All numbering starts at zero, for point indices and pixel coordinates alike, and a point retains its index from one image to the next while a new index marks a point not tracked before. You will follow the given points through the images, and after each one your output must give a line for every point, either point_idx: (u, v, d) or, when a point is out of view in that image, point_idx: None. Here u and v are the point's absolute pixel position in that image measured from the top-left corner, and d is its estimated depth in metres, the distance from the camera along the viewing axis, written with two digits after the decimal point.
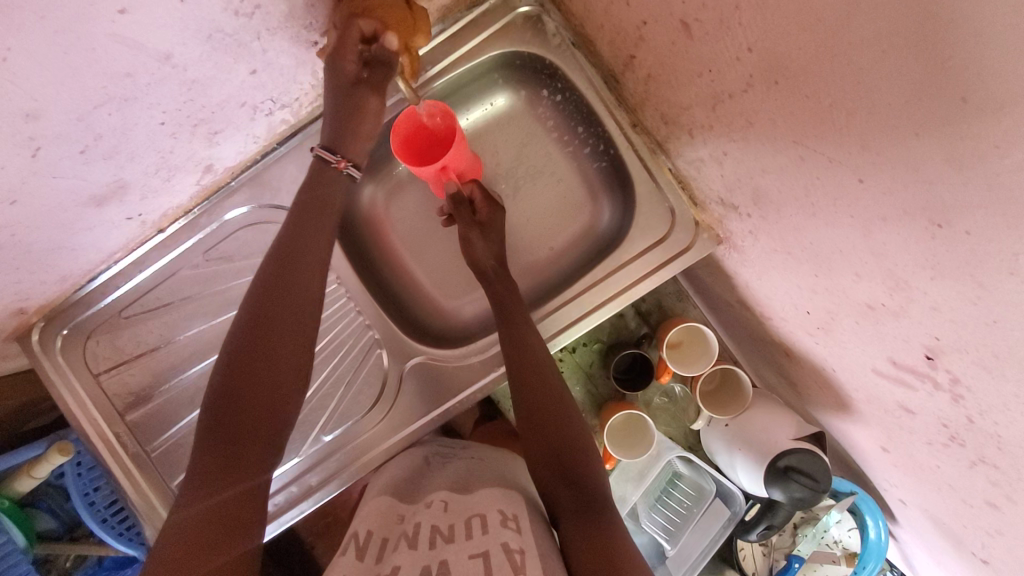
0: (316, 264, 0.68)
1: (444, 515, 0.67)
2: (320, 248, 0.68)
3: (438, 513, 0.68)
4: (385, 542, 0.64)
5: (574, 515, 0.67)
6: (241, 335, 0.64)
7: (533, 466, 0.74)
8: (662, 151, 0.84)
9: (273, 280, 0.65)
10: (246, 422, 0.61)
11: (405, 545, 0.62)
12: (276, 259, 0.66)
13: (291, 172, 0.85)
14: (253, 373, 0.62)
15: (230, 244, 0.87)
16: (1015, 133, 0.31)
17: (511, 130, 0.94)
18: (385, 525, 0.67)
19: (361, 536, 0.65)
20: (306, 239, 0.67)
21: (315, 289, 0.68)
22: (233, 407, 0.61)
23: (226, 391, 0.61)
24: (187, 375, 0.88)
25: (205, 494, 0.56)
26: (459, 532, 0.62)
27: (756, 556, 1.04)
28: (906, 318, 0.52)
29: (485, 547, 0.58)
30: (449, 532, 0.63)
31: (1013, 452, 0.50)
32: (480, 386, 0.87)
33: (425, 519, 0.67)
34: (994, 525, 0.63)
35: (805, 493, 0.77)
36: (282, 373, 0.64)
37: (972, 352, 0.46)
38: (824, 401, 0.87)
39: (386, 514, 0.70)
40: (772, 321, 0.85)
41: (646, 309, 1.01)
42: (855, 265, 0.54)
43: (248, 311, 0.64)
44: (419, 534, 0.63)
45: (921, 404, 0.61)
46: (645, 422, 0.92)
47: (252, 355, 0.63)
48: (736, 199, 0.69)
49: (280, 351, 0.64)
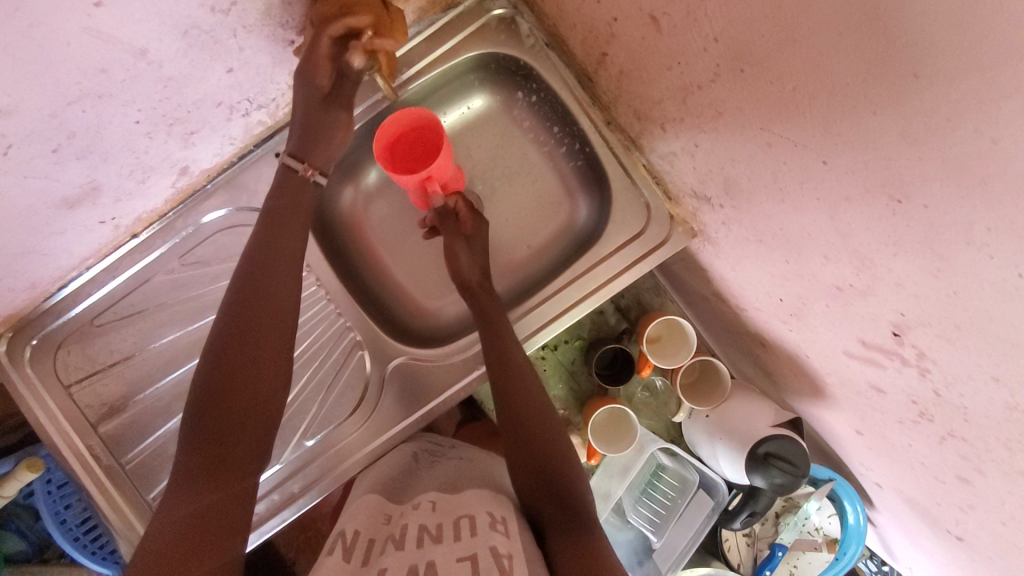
0: (293, 267, 0.69)
1: (434, 515, 0.66)
2: (295, 244, 0.69)
3: (427, 513, 0.66)
4: (372, 542, 0.63)
5: (561, 525, 0.67)
6: (221, 331, 0.64)
7: (517, 465, 0.74)
8: (636, 147, 0.85)
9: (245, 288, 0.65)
10: (230, 422, 0.60)
11: (392, 547, 0.60)
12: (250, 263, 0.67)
13: (269, 174, 0.84)
14: (236, 373, 0.62)
15: (205, 248, 0.85)
16: (965, 104, 0.33)
17: (488, 131, 0.95)
18: (373, 527, 0.66)
19: (347, 536, 0.64)
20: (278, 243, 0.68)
21: (293, 286, 0.68)
22: (217, 406, 0.60)
23: (209, 394, 0.61)
24: (162, 383, 0.87)
25: (193, 498, 0.56)
26: (448, 532, 0.61)
27: (740, 548, 1.02)
28: (873, 297, 0.54)
29: (474, 548, 0.57)
30: (438, 531, 0.62)
31: (979, 423, 0.53)
32: (463, 386, 0.87)
33: (413, 518, 0.66)
34: (965, 498, 0.66)
35: (785, 478, 0.80)
36: (265, 370, 0.63)
37: (935, 325, 0.49)
38: (801, 388, 0.90)
39: (374, 514, 0.69)
40: (748, 311, 0.88)
41: (625, 305, 1.02)
42: (823, 248, 0.56)
43: (223, 318, 0.64)
44: (407, 535, 0.62)
45: (891, 382, 0.63)
46: (627, 415, 0.93)
47: (231, 359, 0.62)
48: (708, 190, 0.71)
49: (256, 355, 0.64)
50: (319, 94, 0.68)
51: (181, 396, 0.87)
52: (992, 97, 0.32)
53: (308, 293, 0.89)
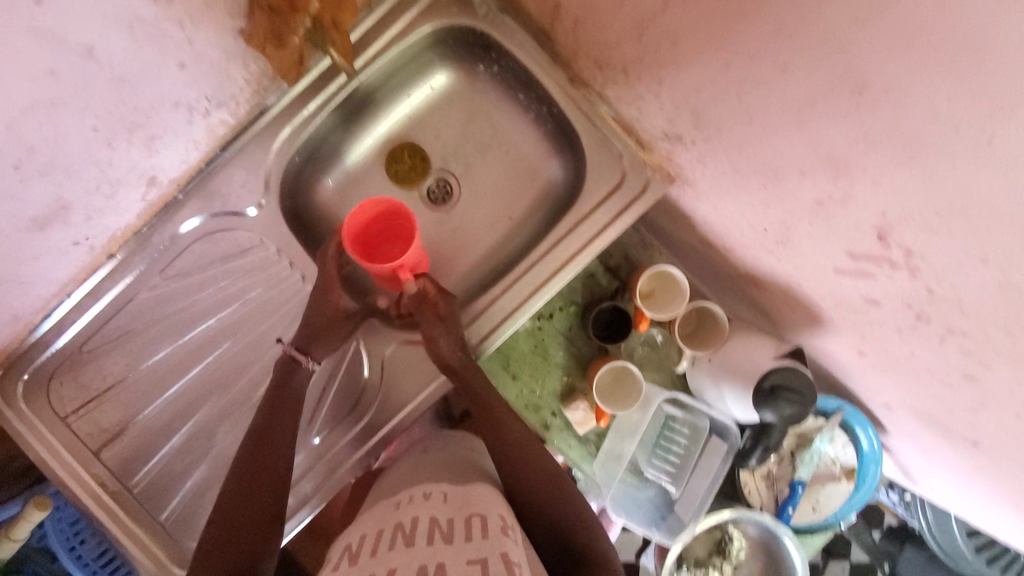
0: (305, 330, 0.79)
1: (444, 508, 0.65)
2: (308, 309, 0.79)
3: (437, 505, 0.66)
4: (380, 535, 0.62)
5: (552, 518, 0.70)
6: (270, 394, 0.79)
7: (515, 462, 0.76)
8: (603, 101, 0.85)
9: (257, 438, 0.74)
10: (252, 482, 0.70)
11: (401, 541, 0.59)
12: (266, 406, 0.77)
13: (239, 177, 0.83)
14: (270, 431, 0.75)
15: (186, 259, 0.84)
16: None
17: (455, 108, 0.96)
18: (381, 522, 0.65)
19: (355, 544, 0.62)
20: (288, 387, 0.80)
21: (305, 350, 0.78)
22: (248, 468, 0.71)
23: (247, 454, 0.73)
24: (160, 402, 0.85)
25: (223, 537, 0.65)
26: (458, 531, 0.59)
27: (760, 491, 1.01)
28: (854, 203, 0.54)
29: (482, 552, 0.54)
30: (449, 528, 0.60)
31: (976, 312, 0.53)
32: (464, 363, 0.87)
33: (423, 509, 0.65)
34: (975, 397, 0.66)
35: (794, 408, 0.80)
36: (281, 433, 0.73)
37: (919, 218, 0.48)
38: (798, 320, 0.90)
39: (384, 512, 0.68)
40: (736, 250, 0.87)
41: (615, 263, 1.02)
42: (799, 162, 0.56)
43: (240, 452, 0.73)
44: (417, 529, 0.60)
45: (884, 290, 0.63)
46: (631, 371, 0.93)
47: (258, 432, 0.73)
48: (679, 129, 0.71)
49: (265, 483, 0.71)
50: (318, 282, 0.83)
51: (181, 412, 0.86)
52: None
53: (298, 290, 0.86)
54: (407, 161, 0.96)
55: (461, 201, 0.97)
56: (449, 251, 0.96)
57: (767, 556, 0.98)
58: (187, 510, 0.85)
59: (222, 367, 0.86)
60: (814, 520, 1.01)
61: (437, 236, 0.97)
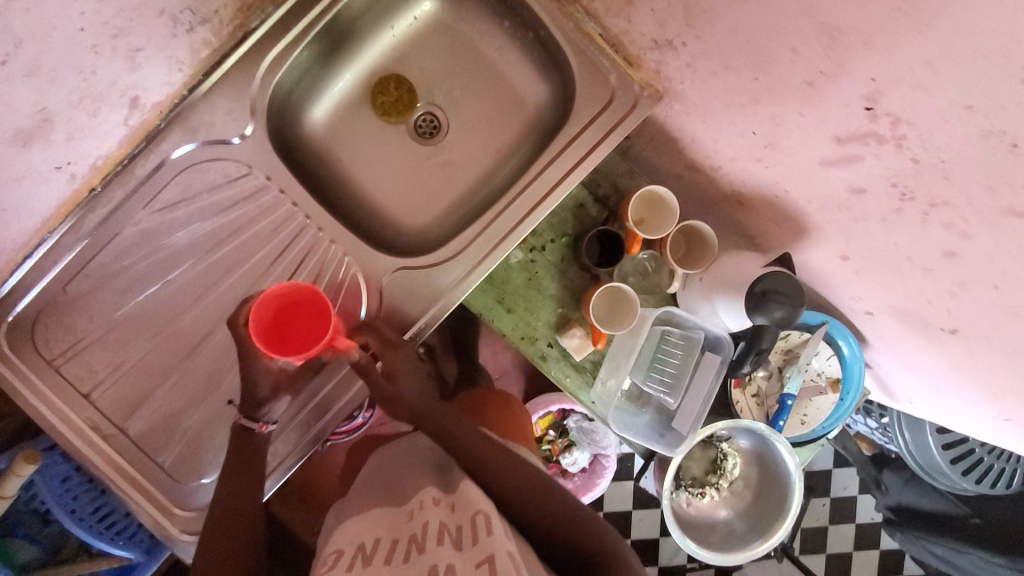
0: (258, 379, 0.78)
1: (451, 513, 0.63)
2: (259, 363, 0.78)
3: (444, 510, 0.64)
4: (393, 543, 0.60)
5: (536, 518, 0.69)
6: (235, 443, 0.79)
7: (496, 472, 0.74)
8: (591, 19, 0.86)
9: (223, 500, 0.72)
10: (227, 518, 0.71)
11: (413, 549, 0.57)
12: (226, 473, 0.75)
13: (224, 104, 0.81)
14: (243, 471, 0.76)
15: (172, 191, 0.81)
16: None
17: (438, 40, 0.95)
18: (389, 530, 0.63)
19: (369, 547, 0.61)
20: (246, 454, 0.77)
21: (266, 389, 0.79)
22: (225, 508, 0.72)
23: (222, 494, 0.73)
24: (152, 342, 0.83)
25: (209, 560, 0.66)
26: (466, 535, 0.59)
27: (752, 408, 1.05)
28: (845, 74, 0.57)
29: (491, 551, 0.55)
30: (457, 534, 0.59)
31: (959, 173, 0.56)
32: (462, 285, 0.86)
33: (431, 515, 0.63)
34: (954, 276, 0.70)
35: (784, 308, 0.83)
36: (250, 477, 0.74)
37: (906, 73, 0.52)
38: (784, 236, 0.93)
39: (389, 519, 0.66)
40: (722, 167, 0.90)
41: (604, 194, 1.03)
42: (791, 39, 0.58)
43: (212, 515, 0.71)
44: (427, 534, 0.59)
45: (870, 174, 0.66)
46: (626, 292, 0.96)
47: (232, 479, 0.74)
48: (670, 30, 0.73)
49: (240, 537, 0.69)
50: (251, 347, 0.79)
51: (175, 351, 0.83)
52: None
53: (292, 221, 0.85)
54: (394, 93, 0.96)
55: (450, 132, 0.96)
56: (440, 183, 0.96)
57: (764, 474, 1.00)
58: (186, 451, 0.83)
59: (215, 303, 0.84)
60: (804, 434, 1.06)
61: (426, 169, 0.96)
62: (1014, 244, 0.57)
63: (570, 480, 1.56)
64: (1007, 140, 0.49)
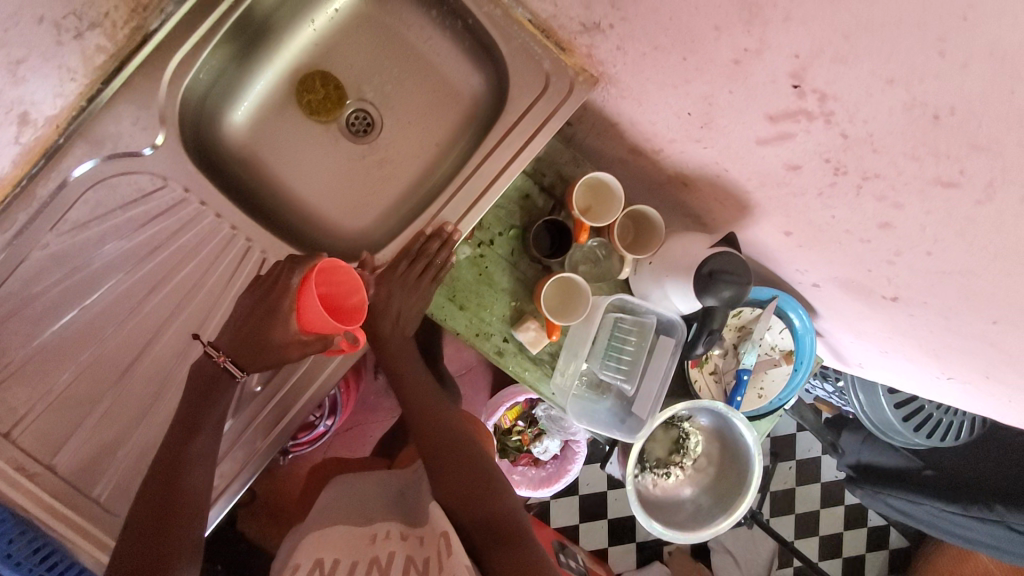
0: (256, 329, 0.75)
1: (417, 547, 0.68)
2: (270, 318, 0.74)
3: (412, 545, 0.68)
4: (356, 564, 0.65)
5: (492, 545, 0.72)
6: (194, 390, 0.75)
7: (453, 503, 0.78)
8: (517, 4, 0.82)
9: (165, 466, 0.70)
10: (169, 475, 0.70)
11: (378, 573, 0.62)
12: (175, 434, 0.72)
13: (129, 113, 0.75)
14: (196, 421, 0.73)
15: (81, 209, 0.75)
16: None
17: (364, 32, 0.91)
18: (351, 552, 0.68)
19: (327, 565, 0.65)
20: (207, 405, 0.74)
21: (262, 343, 0.75)
22: (176, 465, 0.70)
23: (172, 447, 0.71)
24: (77, 371, 0.78)
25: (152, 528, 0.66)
26: (430, 566, 0.64)
27: (710, 386, 1.06)
28: (769, 50, 0.55)
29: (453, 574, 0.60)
30: (422, 566, 0.64)
31: (886, 146, 0.56)
32: (456, 208, 0.84)
33: (398, 548, 0.68)
34: (890, 246, 0.70)
35: (733, 288, 0.83)
36: (199, 429, 0.73)
37: (828, 47, 0.50)
38: (729, 214, 0.93)
39: (354, 542, 0.70)
40: (663, 149, 0.89)
41: (549, 183, 1.01)
42: (713, 17, 0.56)
43: (153, 474, 0.70)
44: (392, 563, 0.64)
45: (803, 150, 0.65)
46: (578, 282, 0.94)
47: (183, 429, 0.72)
48: (597, 12, 0.70)
49: (183, 499, 0.69)
50: (258, 301, 0.75)
51: (101, 380, 0.78)
52: None
53: (217, 233, 0.80)
54: (320, 91, 0.91)
55: (384, 130, 0.92)
56: (378, 183, 0.92)
57: (726, 452, 1.01)
58: (125, 485, 0.78)
59: (142, 327, 0.79)
60: (761, 407, 1.07)
61: (361, 168, 0.92)
62: (943, 212, 0.58)
63: (542, 467, 1.56)
64: (929, 110, 0.49)
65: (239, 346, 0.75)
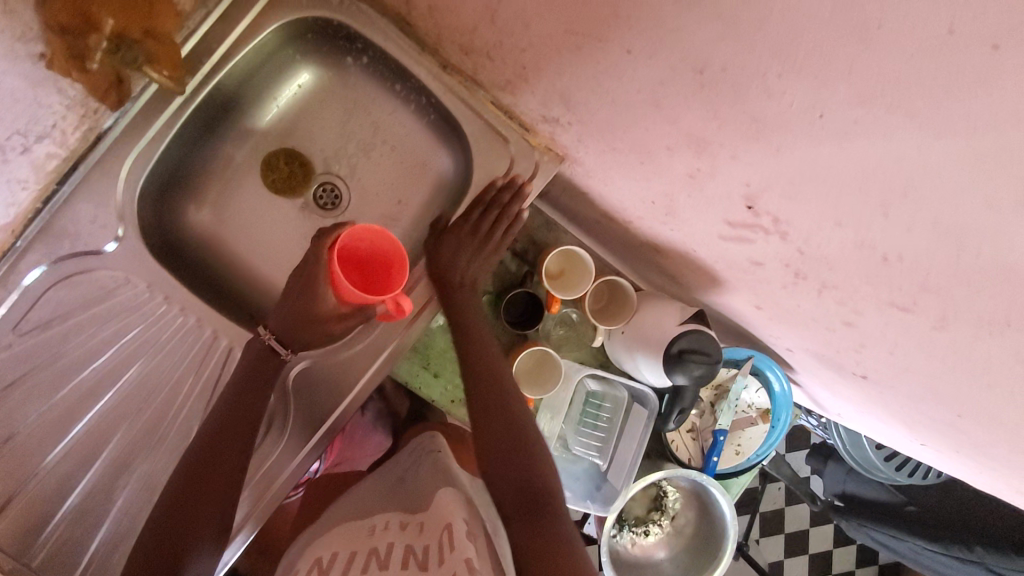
0: (300, 301, 0.77)
1: (418, 534, 0.61)
2: (313, 289, 0.76)
3: (412, 534, 0.61)
4: (352, 559, 0.59)
5: (523, 521, 0.62)
6: (238, 384, 0.74)
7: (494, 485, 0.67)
8: (478, 86, 0.81)
9: (193, 462, 0.67)
10: (193, 477, 0.67)
11: (374, 568, 0.56)
12: (213, 426, 0.70)
13: (87, 212, 0.74)
14: (231, 421, 0.71)
15: (43, 310, 0.73)
16: None
17: (329, 106, 0.89)
18: (351, 545, 0.63)
19: (325, 560, 0.61)
20: (254, 393, 0.74)
21: (308, 315, 0.78)
22: (210, 464, 0.68)
23: (206, 441, 0.69)
24: (31, 484, 0.73)
25: (165, 528, 0.63)
26: (432, 553, 0.55)
27: (687, 443, 1.06)
28: (720, 176, 0.54)
29: (451, 564, 0.52)
30: (423, 553, 0.56)
31: (839, 267, 0.55)
32: (518, 164, 0.83)
33: (396, 538, 0.61)
34: (853, 339, 0.70)
35: (703, 369, 0.83)
36: (235, 428, 0.71)
37: (776, 188, 0.49)
38: (700, 281, 0.92)
39: (355, 536, 0.66)
40: (632, 221, 0.88)
41: (521, 248, 1.01)
42: (664, 140, 0.55)
43: (176, 473, 0.67)
44: (390, 556, 0.57)
45: (764, 252, 0.64)
46: (551, 355, 0.93)
47: (221, 424, 0.71)
48: (554, 111, 0.68)
49: (210, 499, 0.66)
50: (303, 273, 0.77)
51: (58, 491, 0.73)
52: None
53: (180, 325, 0.80)
54: (285, 169, 0.90)
55: (351, 205, 0.92)
56: None
57: (700, 515, 1.02)
58: None
59: (104, 426, 0.76)
60: (739, 463, 1.07)
61: None
62: (901, 328, 0.57)
63: None
64: (877, 253, 0.48)
65: (285, 317, 0.77)
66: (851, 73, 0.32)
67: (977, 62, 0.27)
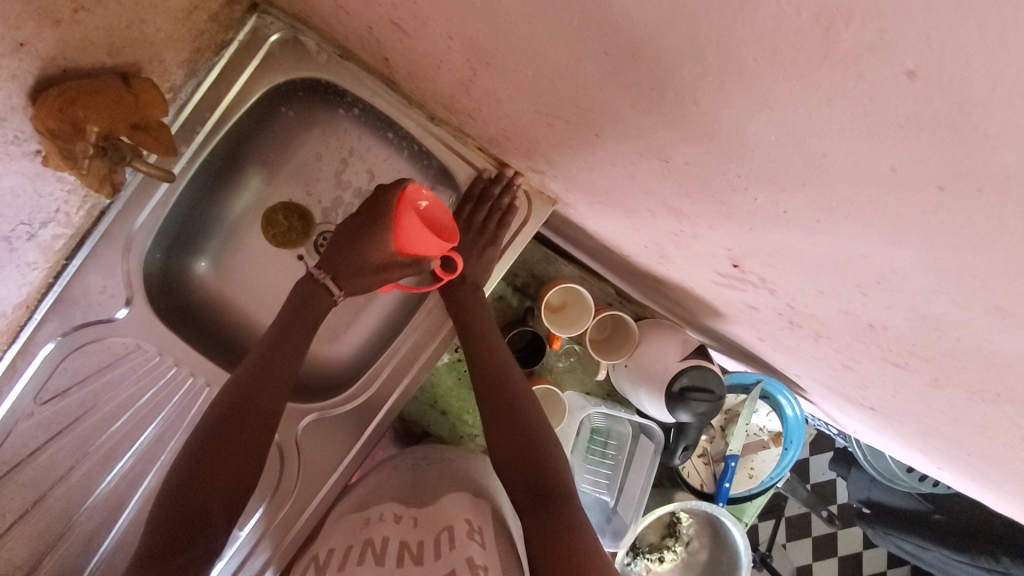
0: (356, 240, 0.80)
1: (413, 529, 0.62)
2: (369, 228, 0.79)
3: (406, 526, 0.62)
4: (350, 550, 0.59)
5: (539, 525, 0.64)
6: (241, 382, 0.72)
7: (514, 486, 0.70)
8: (465, 135, 0.82)
9: (196, 469, 0.65)
10: (194, 481, 0.65)
11: (370, 561, 0.56)
12: (219, 421, 0.68)
13: (96, 283, 0.78)
14: (238, 427, 0.69)
15: (62, 377, 0.76)
16: (678, 75, 0.30)
17: (324, 157, 0.90)
18: (348, 538, 0.62)
19: (323, 557, 0.61)
20: (263, 393, 0.72)
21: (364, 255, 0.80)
22: (215, 465, 0.66)
23: (209, 441, 0.67)
24: (58, 545, 0.75)
25: (167, 533, 0.61)
26: (428, 550, 0.57)
27: (699, 469, 1.06)
28: (702, 238, 0.54)
29: (451, 565, 0.53)
30: (419, 548, 0.58)
31: (829, 323, 0.54)
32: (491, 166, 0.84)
33: (391, 531, 0.61)
34: (856, 380, 0.68)
35: (706, 406, 0.83)
36: (240, 429, 0.69)
37: (757, 255, 0.49)
38: (701, 312, 0.91)
39: (350, 528, 0.65)
40: (628, 256, 0.88)
41: (522, 283, 1.01)
42: (645, 204, 0.55)
43: (176, 478, 0.65)
44: (386, 550, 0.57)
45: (756, 300, 0.64)
46: (556, 395, 0.92)
47: (224, 427, 0.68)
48: (537, 164, 0.68)
49: (216, 505, 0.65)
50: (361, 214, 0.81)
51: (85, 551, 0.76)
52: (689, 75, 0.30)
53: (189, 386, 0.82)
54: (283, 223, 0.92)
55: None
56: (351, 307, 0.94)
57: (714, 546, 1.01)
58: None
59: (125, 484, 0.78)
60: (752, 487, 1.06)
61: None
62: (898, 379, 0.56)
63: None
64: (864, 320, 0.46)
65: (337, 257, 0.81)
66: (805, 185, 0.32)
67: (923, 198, 0.26)
